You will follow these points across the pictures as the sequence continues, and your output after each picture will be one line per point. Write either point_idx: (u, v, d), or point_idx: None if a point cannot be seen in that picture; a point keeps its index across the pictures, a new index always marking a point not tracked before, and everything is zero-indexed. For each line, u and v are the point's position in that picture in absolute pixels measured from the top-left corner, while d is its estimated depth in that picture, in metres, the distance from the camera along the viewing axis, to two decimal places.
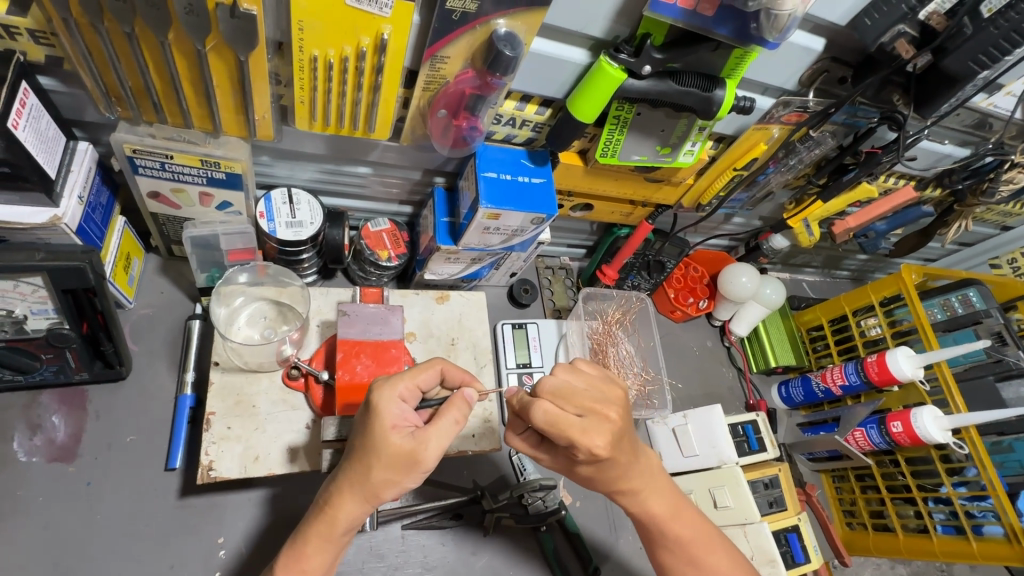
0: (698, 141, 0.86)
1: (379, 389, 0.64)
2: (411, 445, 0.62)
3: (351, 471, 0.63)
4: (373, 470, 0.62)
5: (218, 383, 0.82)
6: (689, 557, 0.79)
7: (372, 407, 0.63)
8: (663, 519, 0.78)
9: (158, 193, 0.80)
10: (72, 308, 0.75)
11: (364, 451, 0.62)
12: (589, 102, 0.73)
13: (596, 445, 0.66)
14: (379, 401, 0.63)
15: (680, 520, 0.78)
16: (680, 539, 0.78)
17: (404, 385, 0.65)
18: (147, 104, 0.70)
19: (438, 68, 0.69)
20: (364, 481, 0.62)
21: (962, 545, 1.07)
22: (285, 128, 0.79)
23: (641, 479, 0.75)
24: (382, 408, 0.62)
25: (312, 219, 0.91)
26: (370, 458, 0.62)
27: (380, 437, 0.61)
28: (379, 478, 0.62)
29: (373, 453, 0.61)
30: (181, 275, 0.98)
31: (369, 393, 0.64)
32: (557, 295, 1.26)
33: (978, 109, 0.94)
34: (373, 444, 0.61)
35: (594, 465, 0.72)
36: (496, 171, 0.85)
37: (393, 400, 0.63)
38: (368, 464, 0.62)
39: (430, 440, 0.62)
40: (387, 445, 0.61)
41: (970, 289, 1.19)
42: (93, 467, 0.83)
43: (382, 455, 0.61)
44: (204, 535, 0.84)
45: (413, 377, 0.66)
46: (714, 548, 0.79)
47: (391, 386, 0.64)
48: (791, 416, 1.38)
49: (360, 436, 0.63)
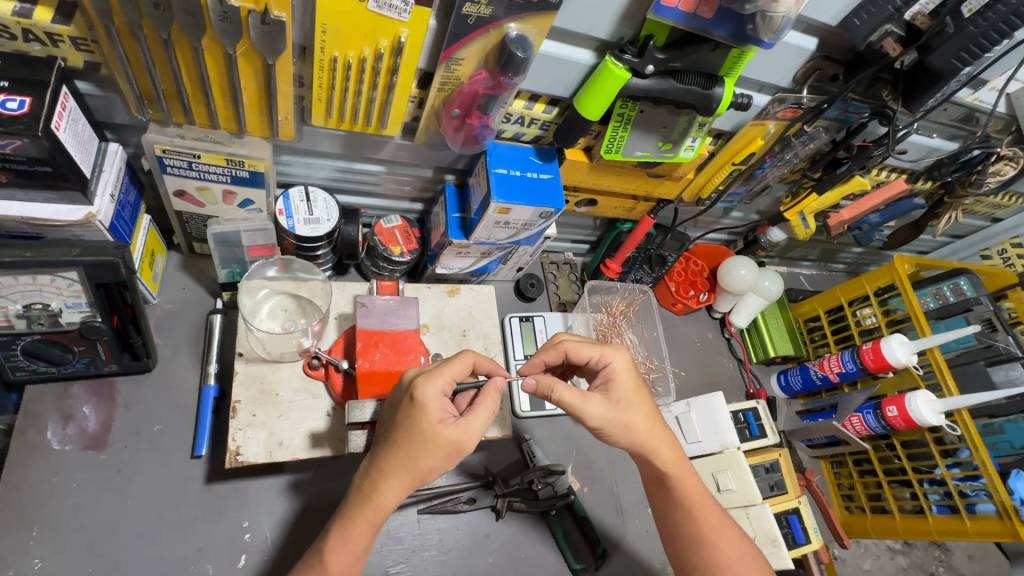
0: (698, 137, 0.89)
1: (421, 385, 0.66)
2: (458, 434, 0.66)
3: (397, 462, 0.66)
4: (421, 459, 0.65)
5: (243, 373, 0.85)
6: (708, 518, 0.82)
7: (418, 402, 0.65)
8: (687, 474, 0.82)
9: (184, 191, 0.84)
10: (104, 301, 0.79)
11: (411, 443, 0.65)
12: (595, 100, 0.77)
13: (624, 361, 0.81)
14: (425, 397, 0.65)
15: (693, 477, 0.82)
16: (696, 497, 0.81)
17: (445, 380, 0.67)
18: (176, 107, 0.74)
19: (453, 69, 0.73)
20: (414, 468, 0.65)
21: (955, 524, 1.12)
22: (304, 128, 0.83)
23: (651, 429, 0.80)
24: (430, 404, 0.65)
25: (328, 216, 0.95)
26: (418, 450, 0.65)
27: (429, 430, 0.65)
28: (425, 467, 0.66)
29: (422, 444, 0.65)
30: (202, 272, 1.02)
31: (413, 390, 0.66)
32: (562, 289, 1.30)
33: (965, 104, 0.99)
34: (421, 436, 0.65)
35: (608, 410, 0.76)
36: (506, 168, 0.89)
37: (436, 396, 0.66)
38: (415, 455, 0.65)
39: (474, 427, 0.67)
40: (435, 437, 0.65)
41: (961, 278, 1.23)
42: (123, 455, 0.86)
43: (430, 445, 0.65)
44: (230, 519, 0.87)
45: (453, 371, 0.69)
46: (725, 517, 0.83)
47: (434, 381, 0.67)
48: (790, 404, 1.42)
49: (405, 431, 0.65)
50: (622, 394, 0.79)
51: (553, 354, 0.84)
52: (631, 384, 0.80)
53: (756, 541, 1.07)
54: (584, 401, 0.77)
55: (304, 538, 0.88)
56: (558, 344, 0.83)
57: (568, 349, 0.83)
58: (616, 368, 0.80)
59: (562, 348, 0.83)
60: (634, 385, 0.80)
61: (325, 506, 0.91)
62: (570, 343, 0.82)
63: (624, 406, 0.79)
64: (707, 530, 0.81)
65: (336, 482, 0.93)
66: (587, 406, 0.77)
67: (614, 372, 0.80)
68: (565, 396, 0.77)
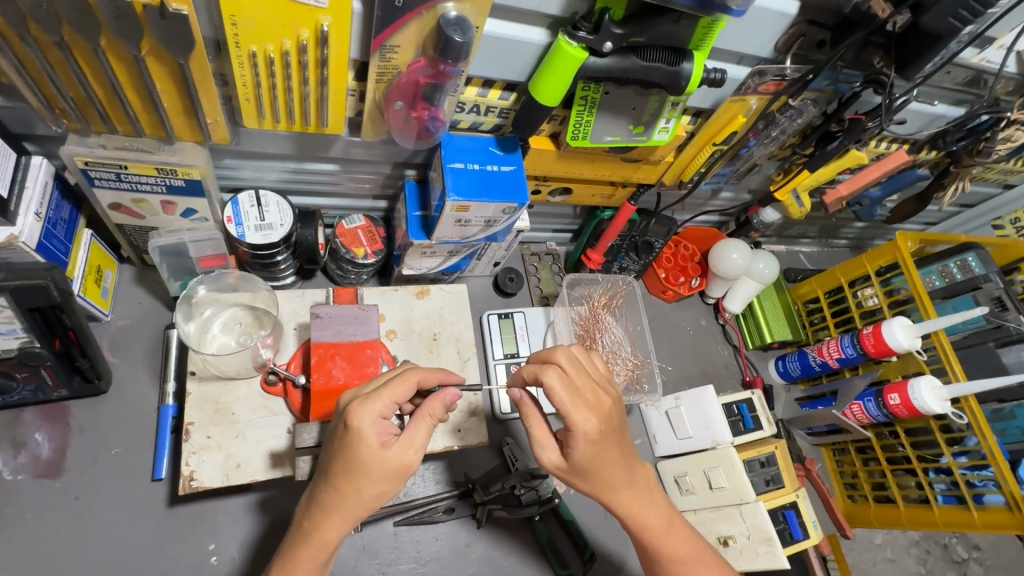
0: (672, 117, 0.82)
1: (356, 411, 0.60)
2: (402, 455, 0.62)
3: (340, 494, 0.62)
4: (364, 488, 0.62)
5: (196, 394, 0.81)
6: (676, 570, 0.78)
7: (353, 429, 0.60)
8: (656, 533, 0.77)
9: (119, 204, 0.79)
10: (41, 326, 0.74)
11: (352, 472, 0.61)
12: (550, 85, 0.70)
13: (590, 429, 0.67)
14: (361, 423, 0.60)
15: (661, 534, 0.77)
16: (660, 551, 0.78)
17: (382, 401, 0.61)
18: (93, 115, 0.68)
19: (389, 58, 0.66)
20: (357, 498, 0.62)
21: (962, 514, 1.06)
22: (241, 129, 0.77)
23: (614, 486, 0.73)
24: (367, 430, 0.60)
25: (282, 221, 0.89)
26: (361, 478, 0.61)
27: (368, 457, 0.60)
28: (371, 494, 0.62)
29: (363, 473, 0.61)
30: (157, 284, 0.97)
31: (347, 416, 0.60)
32: (544, 282, 1.24)
33: (970, 66, 0.89)
34: (361, 464, 0.61)
35: (579, 460, 0.70)
36: (463, 161, 0.82)
37: (375, 421, 0.61)
38: (358, 484, 0.61)
39: (417, 444, 0.63)
40: (377, 463, 0.61)
41: (969, 253, 1.14)
42: (80, 481, 0.83)
43: (372, 472, 0.61)
44: (195, 542, 0.84)
45: (392, 392, 0.62)
46: (701, 560, 0.79)
47: (370, 405, 0.61)
48: (789, 391, 1.36)
49: (344, 458, 0.61)
50: (579, 462, 0.70)
51: (532, 378, 0.70)
52: (589, 453, 0.68)
53: (750, 539, 1.03)
54: (546, 446, 0.72)
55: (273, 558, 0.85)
56: (538, 374, 0.68)
57: (546, 387, 0.67)
58: (578, 435, 0.67)
59: (538, 379, 0.68)
60: (591, 454, 0.69)
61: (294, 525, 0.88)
62: (551, 380, 0.67)
63: (584, 468, 0.70)
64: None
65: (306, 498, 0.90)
66: (546, 454, 0.73)
67: (576, 439, 0.67)
68: (533, 431, 0.73)
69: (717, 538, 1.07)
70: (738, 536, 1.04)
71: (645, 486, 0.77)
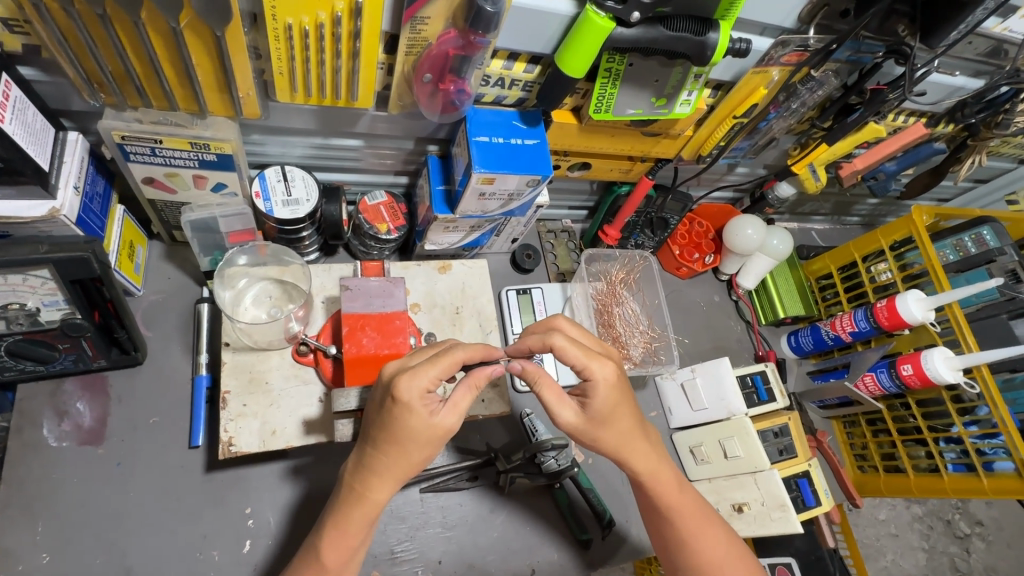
0: (695, 89, 0.83)
1: (404, 385, 0.62)
2: (447, 421, 0.64)
3: (389, 459, 0.65)
4: (410, 452, 0.64)
5: (231, 363, 0.83)
6: (689, 528, 0.79)
7: (402, 403, 0.62)
8: (670, 491, 0.79)
9: (152, 178, 0.80)
10: (82, 299, 0.76)
11: (402, 440, 0.63)
12: (577, 56, 0.71)
13: (609, 374, 0.71)
14: (410, 397, 0.62)
15: (672, 488, 0.79)
16: (675, 508, 0.79)
17: (433, 375, 0.63)
18: (130, 89, 0.70)
19: (420, 29, 0.67)
20: (406, 463, 0.65)
21: (973, 482, 1.08)
22: (271, 104, 0.78)
23: (629, 438, 0.75)
24: (417, 404, 0.62)
25: (308, 196, 0.91)
26: (408, 445, 0.64)
27: (417, 428, 0.63)
28: (418, 459, 0.65)
29: (412, 440, 0.63)
30: (186, 260, 1.00)
31: (395, 391, 0.62)
32: (560, 259, 1.25)
33: (992, 35, 0.89)
34: (411, 432, 0.63)
35: (600, 411, 0.71)
36: (487, 135, 0.83)
37: (421, 394, 0.62)
38: (405, 450, 0.64)
39: (460, 409, 0.65)
40: (424, 432, 0.63)
41: (984, 227, 1.16)
42: (121, 448, 0.87)
43: (420, 439, 0.64)
44: (233, 506, 0.88)
45: (441, 368, 0.64)
46: (708, 522, 0.80)
47: (418, 379, 0.62)
48: (801, 365, 1.38)
49: (393, 429, 0.63)
50: (598, 411, 0.71)
51: (540, 346, 0.73)
52: (610, 400, 0.71)
53: (764, 506, 1.05)
54: (562, 406, 0.73)
55: (307, 521, 0.89)
56: (546, 339, 0.71)
57: (554, 348, 0.71)
58: (598, 383, 0.70)
59: (549, 343, 0.71)
60: (612, 404, 0.71)
61: (326, 490, 0.91)
62: (559, 341, 0.70)
63: (602, 420, 0.72)
64: (687, 537, 0.79)
65: (336, 465, 0.93)
66: (563, 413, 0.73)
67: (595, 387, 0.71)
68: (546, 395, 0.72)
69: (732, 506, 1.10)
70: (752, 502, 1.07)
71: (656, 444, 0.79)
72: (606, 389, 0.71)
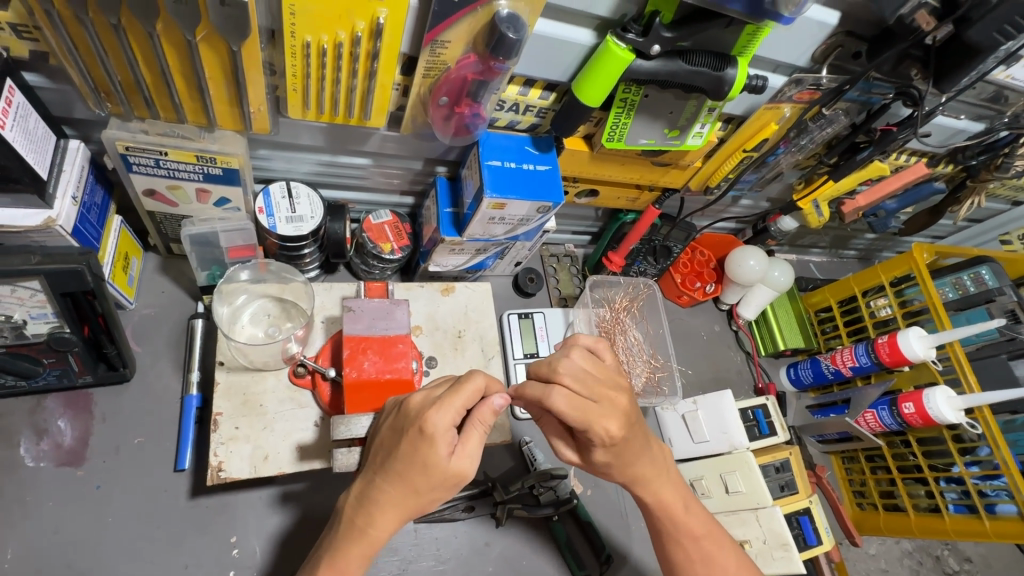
0: (708, 122, 0.83)
1: (432, 417, 0.60)
2: (461, 461, 0.62)
3: (398, 494, 0.62)
4: (420, 489, 0.62)
5: (224, 384, 0.80)
6: (698, 550, 0.77)
7: (428, 435, 0.60)
8: (675, 513, 0.77)
9: (154, 191, 0.78)
10: (72, 312, 0.73)
11: (415, 474, 0.61)
12: (595, 85, 0.71)
13: (622, 406, 0.68)
14: (436, 429, 0.60)
15: (680, 505, 0.77)
16: (680, 528, 0.77)
17: (458, 407, 0.62)
18: (138, 99, 0.68)
19: (439, 53, 0.67)
20: (411, 498, 0.62)
21: (974, 524, 1.07)
22: (281, 120, 0.77)
23: (638, 462, 0.73)
24: (441, 438, 0.60)
25: (312, 213, 0.89)
26: (420, 481, 0.61)
27: (432, 463, 0.61)
28: (426, 497, 0.63)
29: (424, 474, 0.61)
30: (182, 274, 0.97)
31: (422, 422, 0.60)
32: (562, 283, 1.24)
33: (995, 82, 0.91)
34: (425, 467, 0.61)
35: (611, 439, 0.70)
36: (499, 159, 0.83)
37: (448, 427, 0.61)
38: (415, 485, 0.62)
39: (476, 454, 0.63)
40: (439, 468, 0.61)
41: (982, 266, 1.16)
42: (102, 470, 0.82)
43: (433, 476, 0.61)
44: (217, 535, 0.83)
45: (464, 398, 0.62)
46: (723, 544, 0.78)
47: (445, 412, 0.61)
48: (800, 399, 1.37)
49: (408, 460, 0.61)
50: (611, 438, 0.70)
51: (550, 374, 0.70)
52: (624, 431, 0.68)
53: (766, 544, 1.03)
54: None
55: (297, 552, 0.85)
56: (545, 393, 0.66)
57: (554, 405, 0.66)
58: (610, 415, 0.68)
59: (558, 373, 0.68)
60: (626, 437, 0.69)
61: (318, 520, 0.87)
62: (570, 370, 0.68)
63: (615, 448, 0.70)
64: (697, 558, 0.77)
65: (329, 493, 0.89)
66: None
67: (609, 416, 0.68)
68: None
69: None
70: (753, 541, 1.05)
71: (664, 458, 0.78)
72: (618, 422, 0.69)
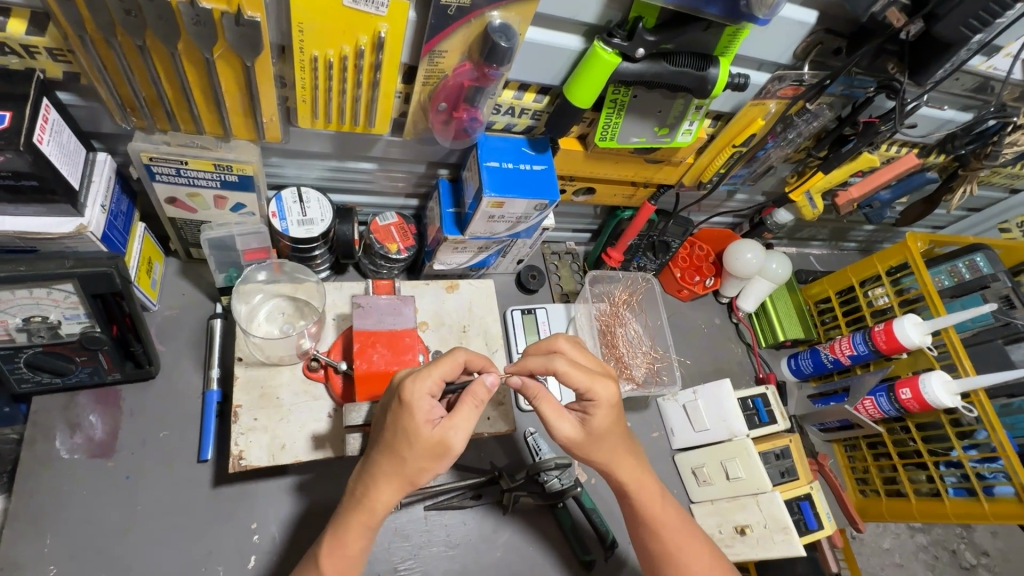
0: (696, 120, 0.87)
1: (409, 387, 0.65)
2: (443, 432, 0.66)
3: (387, 464, 0.67)
4: (407, 459, 0.66)
5: (243, 378, 0.85)
6: (673, 540, 0.82)
7: (406, 403, 0.65)
8: (652, 497, 0.82)
9: (175, 198, 0.84)
10: (103, 312, 0.78)
11: (399, 443, 0.65)
12: (585, 89, 0.75)
13: (611, 395, 0.75)
14: (412, 398, 0.65)
15: (656, 499, 0.82)
16: (657, 519, 0.82)
17: (434, 376, 0.66)
18: (160, 113, 0.74)
19: (437, 62, 0.72)
20: (400, 469, 0.66)
21: (974, 506, 1.09)
22: (292, 129, 0.82)
23: (619, 454, 0.79)
24: (418, 405, 0.65)
25: (322, 216, 0.94)
26: (405, 452, 0.65)
27: (413, 432, 0.65)
28: (414, 468, 0.66)
29: (408, 444, 0.65)
30: (201, 277, 1.02)
31: (400, 392, 0.65)
32: (564, 280, 1.28)
33: (977, 73, 0.94)
34: (407, 435, 0.65)
35: (596, 427, 0.76)
36: (497, 160, 0.87)
37: (424, 396, 0.65)
38: (402, 455, 0.66)
39: (459, 424, 0.66)
40: (422, 438, 0.65)
41: (977, 253, 1.18)
42: (131, 461, 0.88)
43: (416, 446, 0.65)
44: (239, 521, 0.88)
45: (440, 370, 0.68)
46: (693, 538, 0.84)
47: (421, 382, 0.66)
48: (801, 388, 1.39)
49: (392, 430, 0.66)
50: (596, 428, 0.76)
51: (541, 368, 0.76)
52: (608, 418, 0.76)
53: (767, 528, 1.05)
54: (561, 419, 0.76)
55: (314, 537, 0.89)
56: (548, 363, 0.75)
57: (558, 372, 0.75)
58: (601, 404, 0.75)
59: (552, 367, 0.75)
60: (610, 423, 0.76)
61: (332, 507, 0.92)
62: (562, 366, 0.74)
63: (597, 436, 0.77)
64: (672, 549, 0.82)
65: (342, 482, 0.94)
66: (561, 426, 0.76)
67: (597, 406, 0.75)
68: (545, 410, 0.76)
69: (734, 528, 1.10)
70: (755, 525, 1.07)
71: (643, 458, 0.83)
72: (605, 408, 0.75)
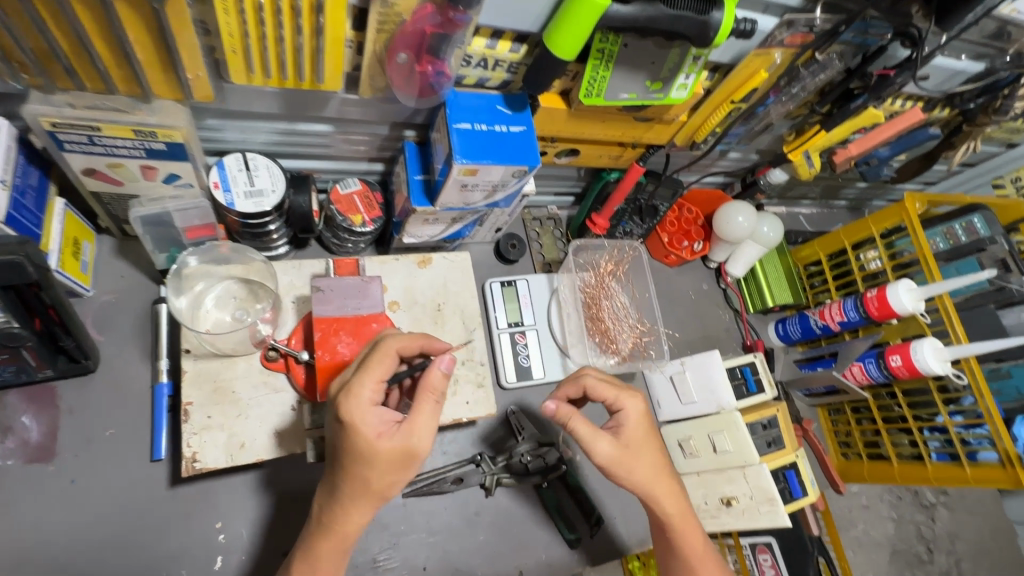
0: (693, 72, 0.77)
1: (344, 405, 0.59)
2: (399, 440, 0.59)
3: (348, 486, 0.61)
4: (369, 477, 0.60)
5: (192, 372, 0.77)
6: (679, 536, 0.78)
7: (346, 423, 0.59)
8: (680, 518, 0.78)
9: (94, 170, 0.72)
10: (18, 306, 0.68)
11: (353, 463, 0.60)
12: (568, 36, 0.64)
13: (639, 407, 0.79)
14: (352, 415, 0.59)
15: (672, 497, 0.78)
16: (680, 525, 0.78)
17: (370, 386, 0.60)
18: (57, 69, 0.61)
19: (392, 4, 0.60)
20: (366, 489, 0.61)
21: (955, 471, 1.09)
22: (226, 86, 0.70)
23: (657, 474, 0.77)
24: (360, 422, 0.59)
25: (274, 186, 0.83)
26: (364, 471, 0.60)
27: (366, 450, 0.59)
28: (381, 485, 0.61)
29: (365, 463, 0.60)
30: (140, 256, 0.91)
31: (337, 412, 0.59)
32: (546, 248, 1.20)
33: (999, 17, 0.85)
34: (359, 455, 0.59)
35: (630, 441, 0.77)
36: (469, 121, 0.76)
37: (366, 410, 0.59)
38: (361, 474, 0.60)
39: (415, 426, 0.60)
40: (375, 453, 0.59)
41: (975, 215, 1.13)
42: (75, 464, 0.80)
43: (374, 463, 0.59)
44: (202, 521, 0.82)
45: (375, 376, 0.61)
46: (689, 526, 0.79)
47: (356, 395, 0.59)
48: (788, 354, 1.37)
49: (342, 451, 0.60)
50: (630, 440, 0.77)
51: (575, 391, 0.82)
52: (641, 429, 0.78)
53: (753, 499, 1.04)
54: (595, 438, 0.76)
55: (284, 533, 0.84)
56: (578, 380, 0.81)
57: (587, 385, 0.81)
58: (628, 414, 0.78)
59: (582, 384, 0.81)
60: (643, 434, 0.77)
61: (303, 501, 0.86)
62: (589, 379, 0.81)
63: (635, 450, 0.76)
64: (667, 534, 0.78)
65: (312, 474, 0.88)
66: (598, 446, 0.75)
67: (626, 416, 0.78)
68: (579, 429, 0.76)
69: (720, 499, 1.09)
70: (741, 496, 1.06)
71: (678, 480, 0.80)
72: (632, 417, 0.78)
